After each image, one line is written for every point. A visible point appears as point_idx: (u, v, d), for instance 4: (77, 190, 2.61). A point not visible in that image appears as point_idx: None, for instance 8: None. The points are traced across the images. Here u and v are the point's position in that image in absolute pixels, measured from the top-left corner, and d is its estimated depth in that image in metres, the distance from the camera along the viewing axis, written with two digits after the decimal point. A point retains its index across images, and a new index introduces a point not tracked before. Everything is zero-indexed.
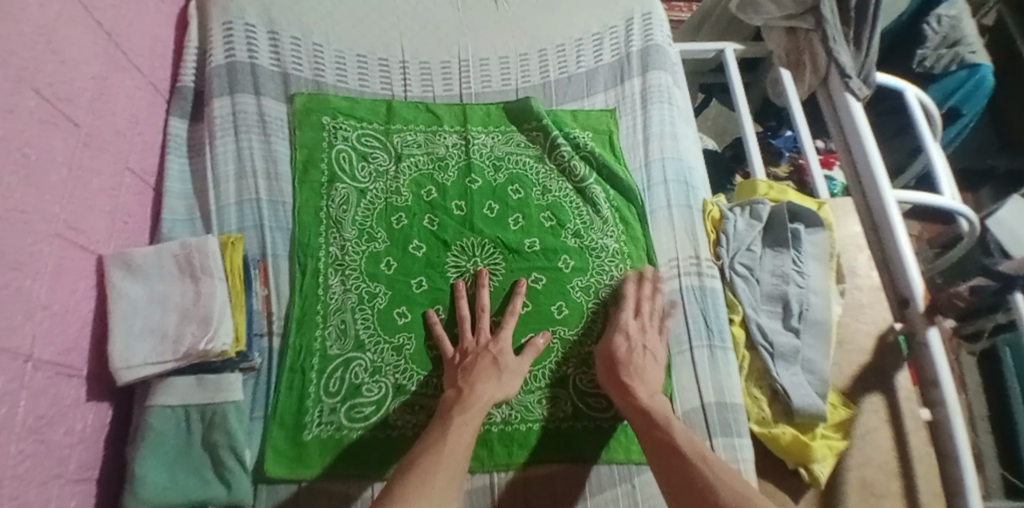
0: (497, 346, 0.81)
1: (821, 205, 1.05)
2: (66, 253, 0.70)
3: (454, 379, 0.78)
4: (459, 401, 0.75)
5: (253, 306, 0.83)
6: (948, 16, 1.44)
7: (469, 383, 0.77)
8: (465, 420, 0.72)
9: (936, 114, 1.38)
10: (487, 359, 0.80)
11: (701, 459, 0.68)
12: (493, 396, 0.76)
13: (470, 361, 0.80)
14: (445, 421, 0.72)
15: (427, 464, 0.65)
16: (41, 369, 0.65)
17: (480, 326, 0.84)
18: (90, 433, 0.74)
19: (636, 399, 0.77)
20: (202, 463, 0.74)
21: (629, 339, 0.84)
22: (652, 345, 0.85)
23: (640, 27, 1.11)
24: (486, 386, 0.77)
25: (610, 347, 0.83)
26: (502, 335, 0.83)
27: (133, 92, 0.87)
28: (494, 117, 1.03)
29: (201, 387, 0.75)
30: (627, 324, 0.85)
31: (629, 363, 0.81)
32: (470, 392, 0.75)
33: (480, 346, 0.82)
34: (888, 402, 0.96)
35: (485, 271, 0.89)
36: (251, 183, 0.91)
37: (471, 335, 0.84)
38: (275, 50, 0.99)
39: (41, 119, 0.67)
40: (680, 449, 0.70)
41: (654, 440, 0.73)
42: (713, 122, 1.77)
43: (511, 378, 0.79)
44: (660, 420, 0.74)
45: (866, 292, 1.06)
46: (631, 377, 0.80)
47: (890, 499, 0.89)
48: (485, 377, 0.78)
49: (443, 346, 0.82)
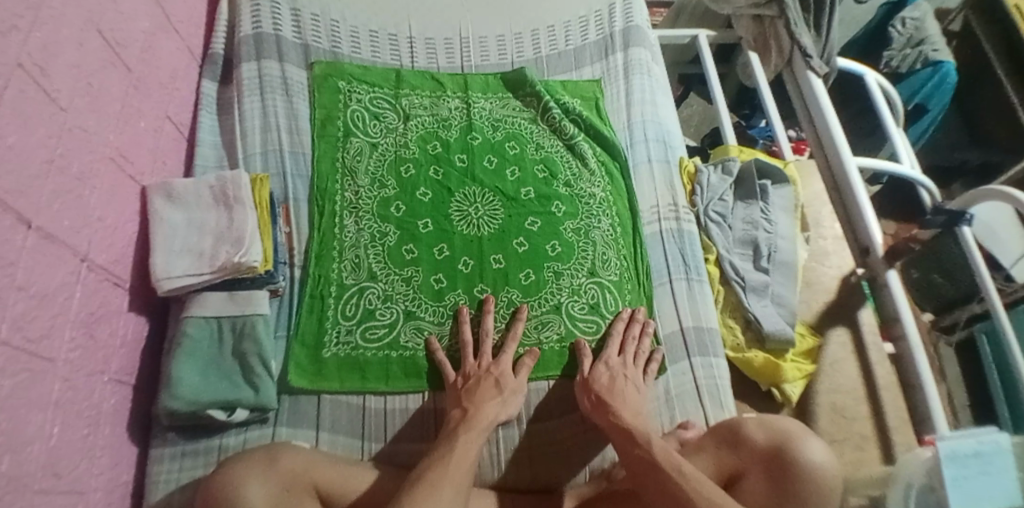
0: (497, 368, 0.84)
1: (786, 164, 1.17)
2: (117, 177, 0.80)
3: (458, 401, 0.80)
4: (463, 419, 0.76)
5: (278, 238, 0.92)
6: (912, 19, 1.61)
7: (474, 403, 0.79)
8: (471, 437, 0.74)
9: (899, 102, 1.49)
10: (489, 380, 0.82)
11: (677, 472, 0.70)
12: (496, 416, 0.79)
13: (473, 381, 0.82)
14: (452, 436, 0.73)
15: (435, 475, 0.66)
16: (94, 272, 0.74)
17: (483, 351, 0.87)
18: (130, 341, 0.82)
19: (616, 420, 0.78)
20: (233, 369, 0.82)
21: (610, 369, 0.85)
22: (634, 378, 0.85)
23: (622, 10, 1.25)
24: (490, 406, 0.79)
25: (591, 376, 0.84)
26: (502, 359, 0.85)
27: (173, 53, 0.98)
28: (492, 86, 1.14)
29: (233, 301, 0.85)
30: (610, 357, 0.87)
31: (609, 387, 0.82)
32: (474, 412, 0.77)
33: (481, 368, 0.84)
34: (853, 334, 1.06)
35: (492, 298, 0.92)
36: (275, 136, 1.02)
37: (473, 360, 0.86)
38: (297, 24, 1.11)
39: (102, 57, 0.77)
40: (658, 463, 0.71)
41: (633, 457, 0.73)
42: (695, 128, 1.82)
43: (512, 397, 0.82)
44: (640, 437, 0.75)
45: (830, 241, 1.18)
46: (612, 399, 0.80)
47: (859, 421, 0.98)
48: (488, 398, 0.80)
49: (446, 372, 0.85)
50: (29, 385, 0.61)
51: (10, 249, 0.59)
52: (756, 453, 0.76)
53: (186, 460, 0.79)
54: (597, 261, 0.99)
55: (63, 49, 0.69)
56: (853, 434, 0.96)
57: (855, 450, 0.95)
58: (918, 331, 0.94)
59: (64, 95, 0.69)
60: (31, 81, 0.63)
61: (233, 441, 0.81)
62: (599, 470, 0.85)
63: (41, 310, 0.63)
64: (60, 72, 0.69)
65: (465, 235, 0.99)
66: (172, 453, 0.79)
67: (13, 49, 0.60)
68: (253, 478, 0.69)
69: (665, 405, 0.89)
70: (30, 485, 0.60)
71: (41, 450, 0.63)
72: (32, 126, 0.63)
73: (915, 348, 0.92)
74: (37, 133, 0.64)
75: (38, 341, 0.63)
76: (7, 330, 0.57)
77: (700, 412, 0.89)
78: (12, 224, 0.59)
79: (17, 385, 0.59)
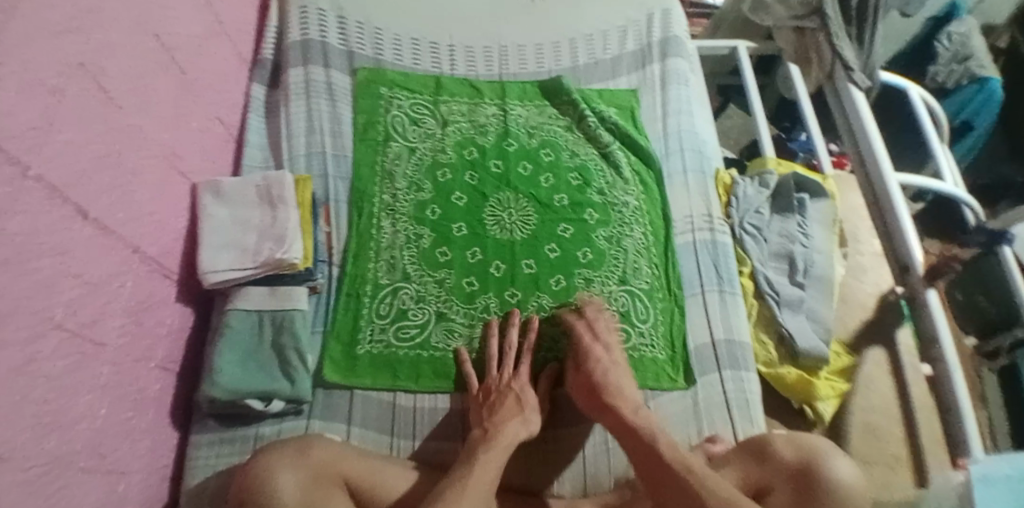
0: (518, 384, 0.85)
1: (826, 178, 1.14)
2: (168, 174, 0.84)
3: (480, 420, 0.81)
4: (484, 439, 0.76)
5: (319, 237, 0.95)
6: (958, 34, 1.56)
7: (494, 423, 0.79)
8: (490, 456, 0.73)
9: (944, 118, 1.46)
10: (511, 398, 0.83)
11: (689, 472, 0.68)
12: (518, 434, 0.78)
13: (495, 400, 0.83)
14: (472, 455, 0.73)
15: (452, 495, 0.66)
16: (144, 263, 0.78)
17: (505, 363, 0.88)
18: (175, 330, 0.86)
19: (620, 416, 0.76)
20: (270, 362, 0.85)
21: (601, 362, 0.84)
22: (623, 365, 0.85)
23: (660, 21, 1.25)
24: (512, 426, 0.78)
25: (585, 371, 0.83)
26: (522, 372, 0.86)
27: (225, 57, 1.03)
28: (529, 94, 1.16)
29: (273, 296, 0.88)
30: (592, 347, 0.85)
31: (606, 383, 0.81)
32: (495, 431, 0.77)
33: (502, 385, 0.85)
34: (890, 355, 1.04)
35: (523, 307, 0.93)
36: (319, 139, 1.05)
37: (496, 371, 0.87)
38: (343, 31, 1.15)
39: (157, 59, 0.82)
40: (666, 461, 0.69)
41: (638, 453, 0.72)
42: (734, 140, 1.72)
43: (533, 413, 0.82)
44: (644, 434, 0.73)
45: (868, 257, 1.16)
46: (612, 395, 0.79)
47: (892, 442, 0.96)
48: (509, 415, 0.80)
49: (471, 383, 0.87)
50: (79, 367, 0.65)
51: (66, 238, 0.63)
52: (780, 468, 0.75)
53: (222, 447, 0.82)
54: (628, 269, 0.99)
55: (121, 51, 0.74)
56: (885, 455, 0.95)
57: (885, 471, 0.93)
58: (956, 352, 0.91)
59: (121, 94, 0.74)
60: (91, 80, 0.68)
61: (268, 430, 0.84)
62: (624, 478, 0.84)
63: (93, 296, 0.68)
64: (118, 72, 0.73)
65: (497, 239, 1.00)
66: (210, 440, 0.83)
67: (74, 50, 0.64)
68: (285, 466, 0.71)
69: (694, 418, 0.88)
70: (74, 464, 0.64)
71: (86, 429, 0.67)
72: (90, 123, 0.67)
73: (952, 368, 0.89)
74: (95, 129, 0.68)
75: (89, 326, 0.67)
76: (60, 314, 0.62)
77: (728, 424, 0.88)
78: (68, 214, 0.63)
79: (66, 367, 0.63)
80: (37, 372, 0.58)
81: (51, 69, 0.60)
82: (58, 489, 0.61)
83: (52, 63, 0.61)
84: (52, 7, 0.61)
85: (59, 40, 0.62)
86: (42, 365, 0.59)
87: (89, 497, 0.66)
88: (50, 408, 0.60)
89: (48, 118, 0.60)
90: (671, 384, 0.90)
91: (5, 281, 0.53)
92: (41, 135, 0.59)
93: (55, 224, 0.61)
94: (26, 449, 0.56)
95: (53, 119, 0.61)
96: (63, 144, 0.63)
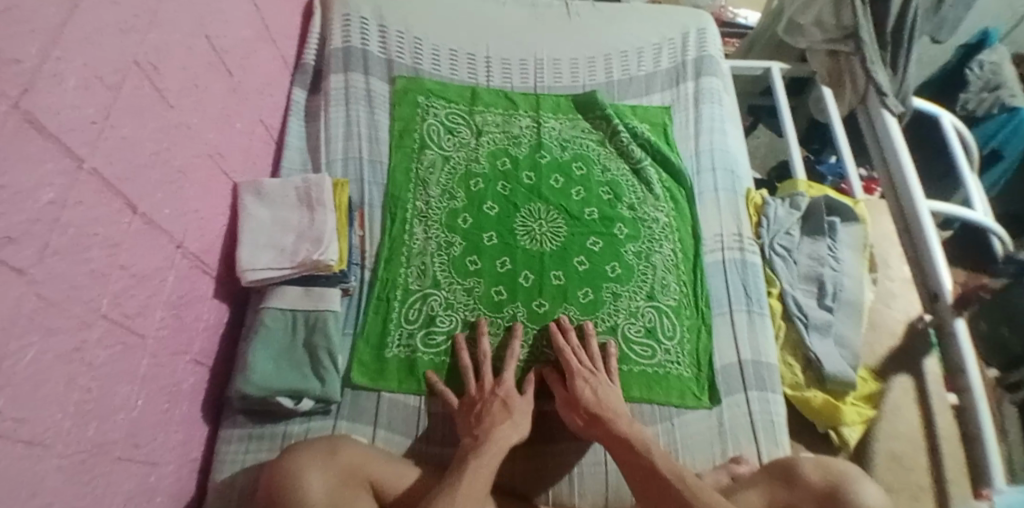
0: (503, 389, 0.85)
1: (857, 202, 1.14)
2: (213, 173, 0.87)
3: (468, 429, 0.81)
4: (474, 447, 0.76)
5: (353, 240, 0.97)
6: (989, 62, 1.54)
7: (483, 430, 0.79)
8: (480, 463, 0.73)
9: (974, 146, 1.44)
10: (497, 404, 0.83)
11: (681, 482, 0.70)
12: (507, 439, 0.79)
13: (480, 408, 0.83)
14: (461, 464, 0.73)
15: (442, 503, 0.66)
16: (187, 259, 0.80)
17: (484, 373, 0.88)
18: (211, 326, 0.88)
19: (613, 429, 0.79)
20: (302, 361, 0.86)
21: (589, 381, 0.85)
22: (610, 384, 0.86)
23: (695, 40, 1.26)
24: (501, 431, 0.79)
25: (574, 393, 0.84)
26: (505, 378, 0.87)
27: (269, 61, 1.06)
28: (563, 107, 1.17)
29: (308, 296, 0.90)
30: (580, 368, 0.86)
31: (597, 401, 0.82)
32: (484, 439, 0.77)
33: (487, 392, 0.85)
34: (917, 383, 1.03)
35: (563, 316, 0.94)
36: (356, 144, 1.07)
37: (475, 383, 0.87)
38: (383, 40, 1.17)
39: (207, 61, 0.85)
40: (659, 471, 0.72)
41: (633, 466, 0.74)
42: (761, 161, 1.72)
43: (521, 418, 0.83)
44: (638, 446, 0.76)
45: (898, 283, 1.13)
46: (605, 412, 0.81)
47: (917, 471, 0.94)
48: (495, 422, 0.80)
49: (448, 400, 0.86)
50: (121, 357, 0.67)
51: (117, 231, 0.65)
52: (809, 491, 0.74)
53: (251, 443, 0.84)
54: (656, 285, 1.00)
55: (175, 52, 0.76)
56: (910, 484, 0.93)
57: (912, 501, 0.91)
58: (984, 386, 0.91)
59: (173, 93, 0.76)
60: (146, 79, 0.70)
61: (297, 429, 0.85)
62: None
63: (137, 289, 0.69)
64: (171, 73, 0.75)
65: (527, 249, 1.01)
66: (240, 435, 0.84)
67: (132, 49, 0.67)
68: (314, 467, 0.72)
69: (718, 437, 0.88)
70: (111, 452, 0.65)
71: (125, 419, 0.68)
72: (143, 120, 0.69)
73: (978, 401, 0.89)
74: (148, 127, 0.71)
75: (132, 317, 0.68)
76: (106, 304, 0.63)
77: (754, 446, 0.87)
78: (119, 208, 0.65)
79: (109, 357, 0.64)
80: (81, 360, 0.59)
81: (109, 65, 0.63)
82: (95, 476, 0.62)
83: (110, 60, 0.63)
84: (113, 6, 0.63)
85: (118, 38, 0.64)
86: (86, 354, 0.60)
87: (124, 485, 0.68)
88: (92, 397, 0.62)
89: (105, 112, 0.62)
90: (682, 401, 0.90)
91: (55, 270, 0.55)
92: (97, 129, 0.61)
93: (107, 217, 0.63)
94: (67, 435, 0.58)
95: (109, 115, 0.63)
96: (117, 139, 0.64)
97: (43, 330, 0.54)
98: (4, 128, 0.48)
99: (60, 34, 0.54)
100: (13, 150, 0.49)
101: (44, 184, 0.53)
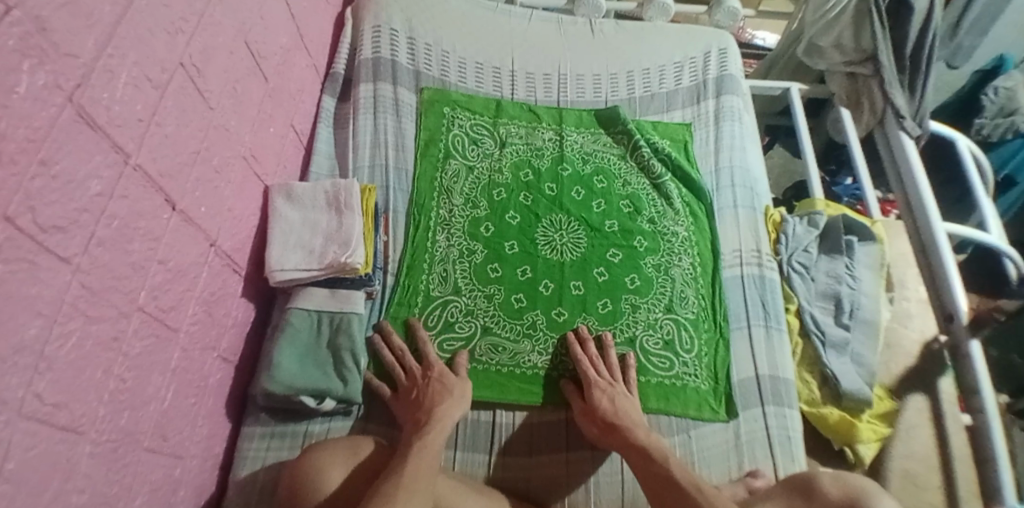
0: (434, 370, 0.87)
1: (875, 222, 1.15)
2: (246, 174, 0.89)
3: (411, 414, 0.82)
4: (416, 429, 0.78)
5: (377, 246, 0.99)
6: (1005, 87, 1.50)
7: (425, 412, 0.80)
8: (425, 444, 0.74)
9: (989, 170, 1.45)
10: (434, 385, 0.85)
11: (697, 490, 0.71)
12: (449, 417, 0.81)
13: (417, 393, 0.84)
14: (408, 445, 0.74)
15: (388, 486, 0.67)
16: (219, 257, 0.82)
17: (410, 364, 0.89)
18: (238, 324, 0.89)
19: (631, 438, 0.79)
20: (326, 361, 0.88)
21: (606, 392, 0.85)
22: (627, 395, 0.87)
23: (716, 59, 1.28)
24: (442, 409, 0.81)
25: (592, 403, 0.84)
26: (434, 361, 0.88)
27: (303, 69, 1.09)
28: (585, 121, 1.20)
29: (333, 298, 0.92)
30: (597, 380, 0.87)
31: (614, 412, 0.83)
32: (426, 421, 0.79)
33: (420, 377, 0.86)
34: (931, 402, 1.03)
35: (584, 327, 0.95)
36: (383, 152, 1.10)
37: (405, 375, 0.88)
38: (412, 52, 1.21)
39: (246, 65, 0.87)
40: (676, 480, 0.73)
41: (651, 474, 0.75)
42: (773, 181, 1.74)
43: (461, 394, 0.85)
44: (656, 455, 0.77)
45: (915, 304, 1.12)
46: (622, 422, 0.82)
47: (931, 491, 0.94)
48: (435, 402, 0.82)
49: (381, 389, 0.87)
50: (155, 349, 0.68)
51: (157, 225, 0.67)
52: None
53: (273, 441, 0.85)
54: (675, 298, 1.01)
55: (218, 55, 0.79)
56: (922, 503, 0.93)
57: None
58: (996, 404, 0.91)
59: (214, 95, 0.78)
60: (189, 80, 0.72)
61: (318, 428, 0.86)
62: None
63: (173, 283, 0.71)
64: (213, 75, 0.78)
65: (548, 259, 1.03)
66: (262, 433, 0.86)
67: (179, 50, 0.69)
68: (337, 463, 0.74)
69: (734, 451, 0.88)
70: (140, 442, 0.67)
71: (155, 410, 0.69)
72: (187, 120, 0.72)
73: (990, 421, 0.90)
74: (191, 126, 0.73)
75: (166, 311, 0.70)
76: (143, 297, 0.65)
77: (769, 460, 0.87)
78: (160, 203, 0.67)
79: (144, 348, 0.66)
80: (118, 349, 0.61)
81: (158, 65, 0.65)
82: (124, 465, 0.63)
83: (159, 60, 0.65)
84: (164, 9, 0.66)
85: (168, 40, 0.67)
86: (123, 343, 0.62)
87: (150, 476, 0.69)
88: (126, 387, 0.63)
89: (151, 111, 0.64)
90: (699, 413, 0.91)
91: (99, 261, 0.57)
92: (143, 126, 0.63)
93: (148, 211, 0.65)
94: (100, 423, 0.59)
95: (155, 112, 0.65)
96: (162, 136, 0.67)
97: (85, 318, 0.56)
98: (58, 120, 0.50)
99: (113, 32, 0.57)
100: (66, 142, 0.51)
101: (92, 176, 0.55)
